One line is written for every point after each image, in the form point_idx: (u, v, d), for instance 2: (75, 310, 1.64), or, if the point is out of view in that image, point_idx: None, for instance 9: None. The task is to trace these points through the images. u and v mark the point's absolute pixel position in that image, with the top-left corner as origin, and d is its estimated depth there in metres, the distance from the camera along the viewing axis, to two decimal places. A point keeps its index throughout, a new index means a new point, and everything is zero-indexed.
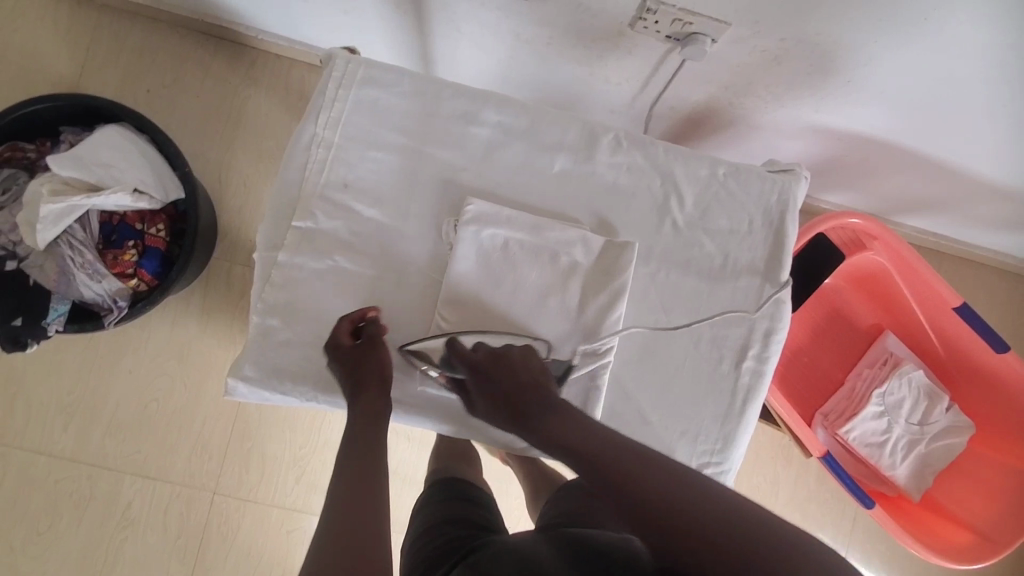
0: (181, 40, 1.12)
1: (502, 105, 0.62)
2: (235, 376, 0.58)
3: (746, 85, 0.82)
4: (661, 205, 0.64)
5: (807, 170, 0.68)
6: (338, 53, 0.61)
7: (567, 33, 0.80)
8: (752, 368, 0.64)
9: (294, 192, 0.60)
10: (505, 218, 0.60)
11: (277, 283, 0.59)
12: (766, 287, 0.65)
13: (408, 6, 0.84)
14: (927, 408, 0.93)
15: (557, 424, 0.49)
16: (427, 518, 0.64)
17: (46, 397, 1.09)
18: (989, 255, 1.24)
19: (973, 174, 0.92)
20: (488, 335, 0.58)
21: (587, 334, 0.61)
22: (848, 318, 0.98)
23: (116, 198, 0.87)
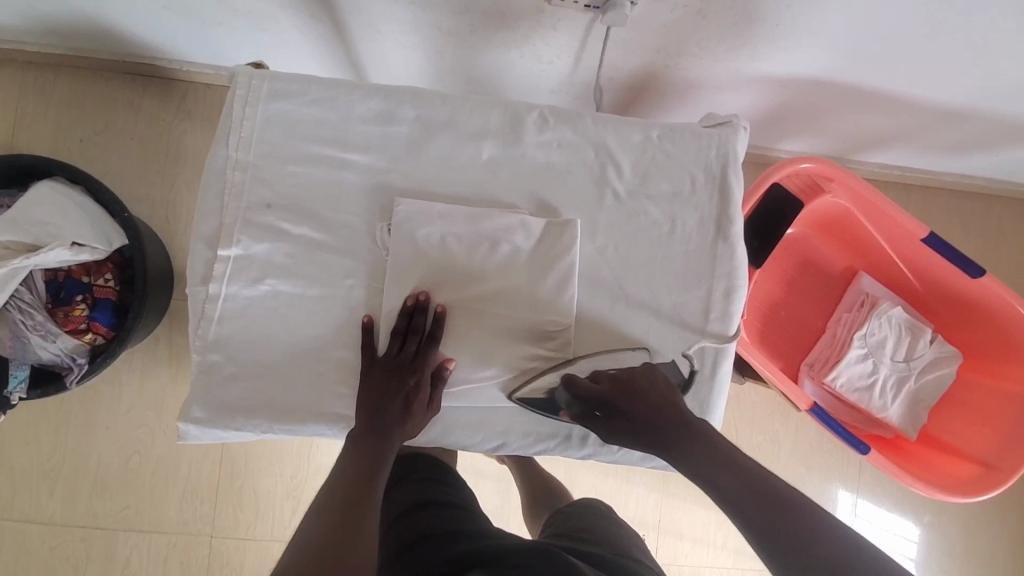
0: (107, 85, 1.09)
1: (419, 98, 0.59)
2: (184, 420, 0.56)
3: (678, 44, 0.79)
4: (599, 177, 0.62)
5: (745, 120, 0.66)
6: (239, 70, 0.58)
7: (488, 16, 0.77)
8: (717, 332, 0.62)
9: (215, 221, 0.57)
10: (438, 216, 0.58)
11: (212, 317, 0.56)
12: (718, 245, 0.63)
13: (322, 14, 0.82)
14: (911, 343, 0.92)
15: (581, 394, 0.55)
16: (396, 504, 0.65)
17: (25, 466, 1.06)
18: (956, 180, 1.23)
19: (923, 100, 0.90)
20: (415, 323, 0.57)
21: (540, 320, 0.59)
22: (820, 265, 0.97)
23: (55, 254, 0.84)
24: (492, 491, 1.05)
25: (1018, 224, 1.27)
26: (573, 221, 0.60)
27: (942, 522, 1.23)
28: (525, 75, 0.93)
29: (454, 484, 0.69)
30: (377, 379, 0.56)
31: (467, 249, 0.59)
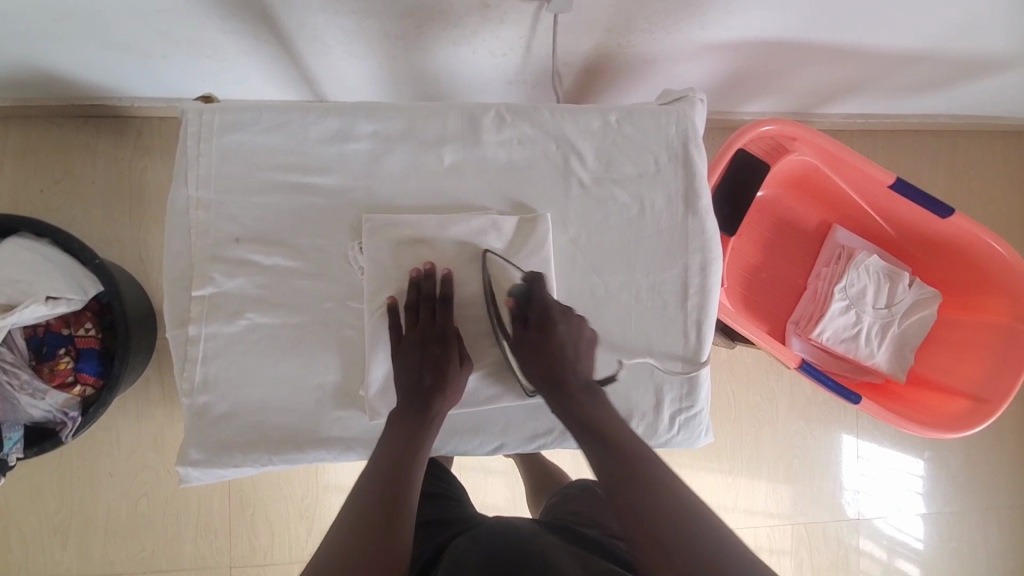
0: (60, 130, 1.07)
1: (373, 112, 0.59)
2: (183, 464, 0.56)
3: (628, 22, 0.79)
4: (563, 168, 0.61)
5: (701, 91, 0.66)
6: (188, 106, 0.57)
7: (435, 16, 0.76)
8: (698, 306, 0.63)
9: (186, 262, 0.57)
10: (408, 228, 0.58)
11: (196, 358, 0.56)
12: (689, 221, 0.63)
13: (268, 35, 0.80)
14: (891, 289, 0.93)
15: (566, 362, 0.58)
16: None
17: (35, 523, 1.06)
18: (919, 120, 1.24)
19: (876, 47, 0.90)
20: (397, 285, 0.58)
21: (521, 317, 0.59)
22: (796, 224, 0.98)
23: (31, 310, 0.83)
24: (502, 485, 1.06)
25: (984, 155, 1.29)
26: (544, 216, 0.60)
27: (941, 455, 1.27)
28: (481, 70, 0.92)
29: (447, 478, 0.70)
30: (409, 389, 0.55)
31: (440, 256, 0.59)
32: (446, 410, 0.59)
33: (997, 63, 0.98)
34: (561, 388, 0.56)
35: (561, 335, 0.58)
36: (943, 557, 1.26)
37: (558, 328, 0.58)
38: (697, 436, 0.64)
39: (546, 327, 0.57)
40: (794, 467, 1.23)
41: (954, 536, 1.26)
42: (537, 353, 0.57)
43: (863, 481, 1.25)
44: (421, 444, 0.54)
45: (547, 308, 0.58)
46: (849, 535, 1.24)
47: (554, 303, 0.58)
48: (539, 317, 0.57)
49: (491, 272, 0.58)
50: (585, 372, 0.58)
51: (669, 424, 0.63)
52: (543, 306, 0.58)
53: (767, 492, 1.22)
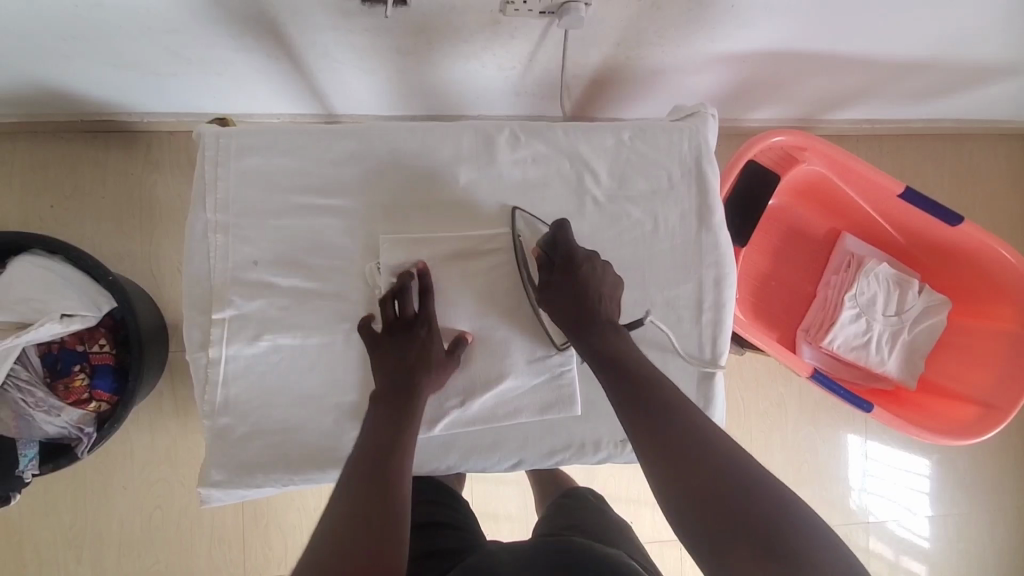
0: (70, 145, 1.08)
1: (388, 133, 0.59)
2: (205, 485, 0.56)
3: (637, 36, 0.79)
4: (577, 186, 0.62)
5: (712, 107, 0.66)
6: (206, 131, 0.57)
7: (445, 32, 0.77)
8: (713, 321, 0.63)
9: (205, 284, 0.57)
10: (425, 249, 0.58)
11: (217, 381, 0.56)
12: (702, 237, 0.63)
13: (279, 53, 0.81)
14: (900, 296, 0.94)
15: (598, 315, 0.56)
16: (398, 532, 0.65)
17: (49, 537, 1.06)
18: (925, 125, 1.24)
19: (883, 56, 0.90)
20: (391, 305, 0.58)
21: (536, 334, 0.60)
22: (804, 231, 0.99)
23: (47, 328, 0.84)
24: (514, 494, 1.07)
25: (989, 159, 1.30)
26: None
27: (950, 457, 1.27)
28: (490, 83, 0.92)
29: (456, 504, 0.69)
30: (391, 384, 0.54)
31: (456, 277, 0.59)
32: (466, 428, 0.60)
33: (1004, 69, 0.98)
34: (586, 327, 0.56)
35: (584, 274, 0.57)
36: (954, 559, 1.26)
37: (584, 272, 0.57)
38: None
39: (569, 271, 0.57)
40: (803, 472, 1.23)
41: (964, 539, 1.26)
42: (564, 296, 0.56)
43: (874, 485, 1.25)
44: (406, 438, 0.53)
45: (570, 254, 0.57)
46: (859, 539, 1.24)
47: (579, 249, 0.58)
48: (563, 262, 0.57)
49: (521, 230, 0.60)
50: (610, 312, 0.57)
51: None
52: (568, 252, 0.57)
53: None
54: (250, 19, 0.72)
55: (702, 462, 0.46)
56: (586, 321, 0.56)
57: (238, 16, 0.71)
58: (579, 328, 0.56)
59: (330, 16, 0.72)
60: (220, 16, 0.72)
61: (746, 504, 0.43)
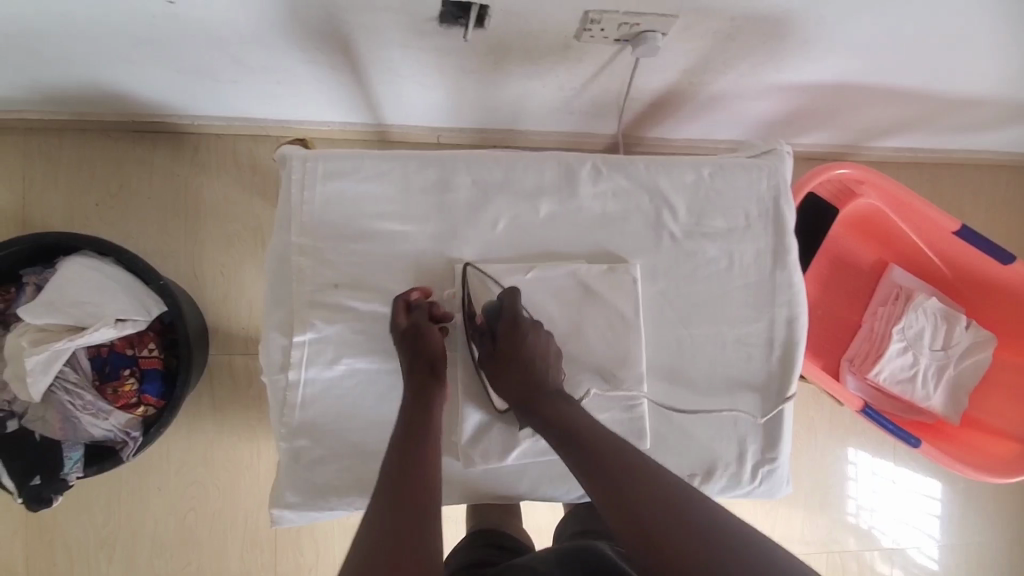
0: (117, 144, 1.07)
1: (472, 162, 0.59)
2: (279, 506, 0.57)
3: (704, 64, 0.79)
4: (655, 220, 0.62)
5: (789, 144, 0.66)
6: (292, 153, 0.57)
7: (514, 54, 0.77)
8: (783, 359, 0.64)
9: (286, 306, 0.57)
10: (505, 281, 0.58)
11: (294, 403, 0.57)
12: (776, 275, 0.63)
13: (343, 66, 0.81)
14: (947, 331, 0.93)
15: (553, 401, 0.54)
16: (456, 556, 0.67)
17: (83, 535, 1.07)
18: (967, 155, 1.25)
19: (943, 92, 0.90)
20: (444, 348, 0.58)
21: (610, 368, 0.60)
22: (852, 261, 0.99)
23: (100, 333, 0.83)
24: (548, 510, 1.07)
25: None
26: (635, 267, 0.61)
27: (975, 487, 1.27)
28: (545, 102, 0.93)
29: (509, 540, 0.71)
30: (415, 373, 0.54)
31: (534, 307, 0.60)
32: (537, 458, 0.60)
33: None
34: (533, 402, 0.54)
35: (530, 344, 0.55)
36: None
37: (529, 338, 0.55)
38: (777, 487, 0.65)
39: (512, 337, 0.55)
40: (831, 496, 1.24)
41: (986, 569, 1.27)
42: (510, 363, 0.55)
43: (885, 507, 1.26)
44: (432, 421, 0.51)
45: (516, 321, 0.56)
46: (881, 564, 1.25)
47: (524, 316, 0.57)
48: (507, 327, 0.55)
49: (472, 287, 0.58)
50: (557, 383, 0.56)
51: (751, 476, 0.63)
52: (514, 317, 0.56)
53: (803, 520, 1.23)
54: (325, 35, 0.72)
55: (643, 502, 0.45)
56: (531, 389, 0.54)
57: (313, 31, 0.71)
58: (528, 401, 0.54)
59: (405, 35, 0.72)
60: (294, 31, 0.72)
61: (691, 547, 0.42)
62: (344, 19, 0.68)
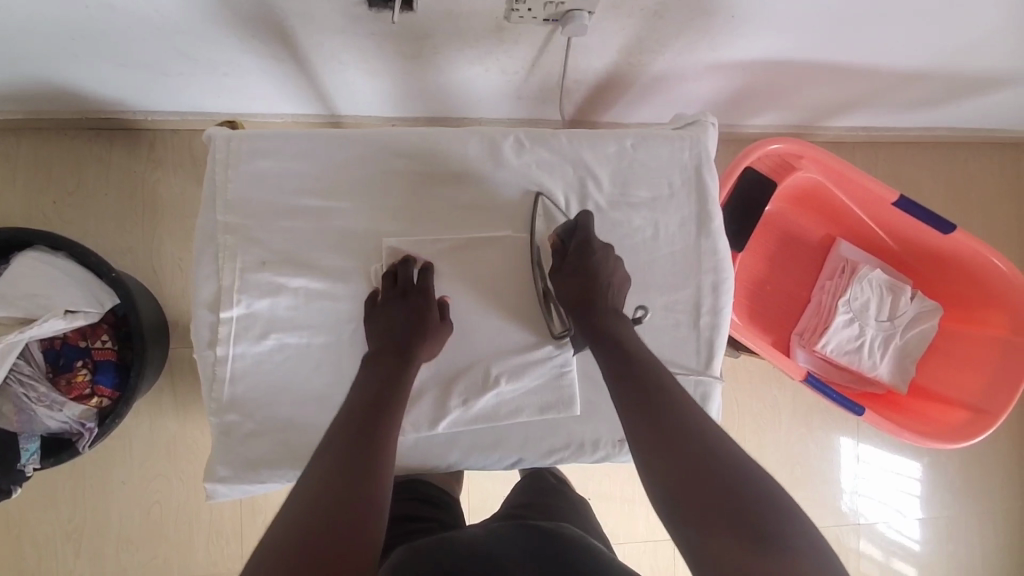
0: (72, 142, 1.07)
1: (396, 137, 0.60)
2: (212, 480, 0.58)
3: (639, 44, 0.81)
4: (580, 191, 0.63)
5: (714, 116, 0.67)
6: (216, 133, 0.58)
7: (450, 37, 0.78)
8: (710, 324, 0.65)
9: (214, 284, 0.58)
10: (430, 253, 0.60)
11: (224, 378, 0.57)
12: (701, 243, 0.65)
13: (284, 55, 0.82)
14: (893, 302, 0.95)
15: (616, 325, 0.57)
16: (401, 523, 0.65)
17: (49, 531, 1.07)
18: (920, 133, 1.26)
19: (881, 67, 0.92)
20: None
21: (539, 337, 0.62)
22: (801, 236, 1.01)
23: (51, 324, 0.84)
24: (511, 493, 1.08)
25: (982, 167, 1.32)
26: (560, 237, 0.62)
27: (938, 460, 1.29)
28: (492, 87, 0.94)
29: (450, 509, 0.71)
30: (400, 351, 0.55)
31: (459, 277, 0.61)
32: (468, 426, 0.61)
33: (998, 81, 1.00)
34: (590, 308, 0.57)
35: (596, 266, 0.59)
36: (941, 562, 1.28)
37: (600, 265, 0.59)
38: None
39: (583, 259, 0.59)
40: (796, 474, 1.25)
41: (952, 541, 1.29)
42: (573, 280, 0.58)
43: (870, 491, 1.27)
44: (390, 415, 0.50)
45: (586, 244, 0.59)
46: (848, 539, 1.26)
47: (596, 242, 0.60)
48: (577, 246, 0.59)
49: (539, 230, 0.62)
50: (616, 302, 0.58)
51: None
52: (584, 239, 0.59)
53: None
54: (258, 22, 0.73)
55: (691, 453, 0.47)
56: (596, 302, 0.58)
57: (247, 18, 0.72)
58: (589, 305, 0.58)
59: (339, 21, 0.73)
60: (227, 19, 0.72)
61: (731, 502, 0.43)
62: (274, 4, 0.69)
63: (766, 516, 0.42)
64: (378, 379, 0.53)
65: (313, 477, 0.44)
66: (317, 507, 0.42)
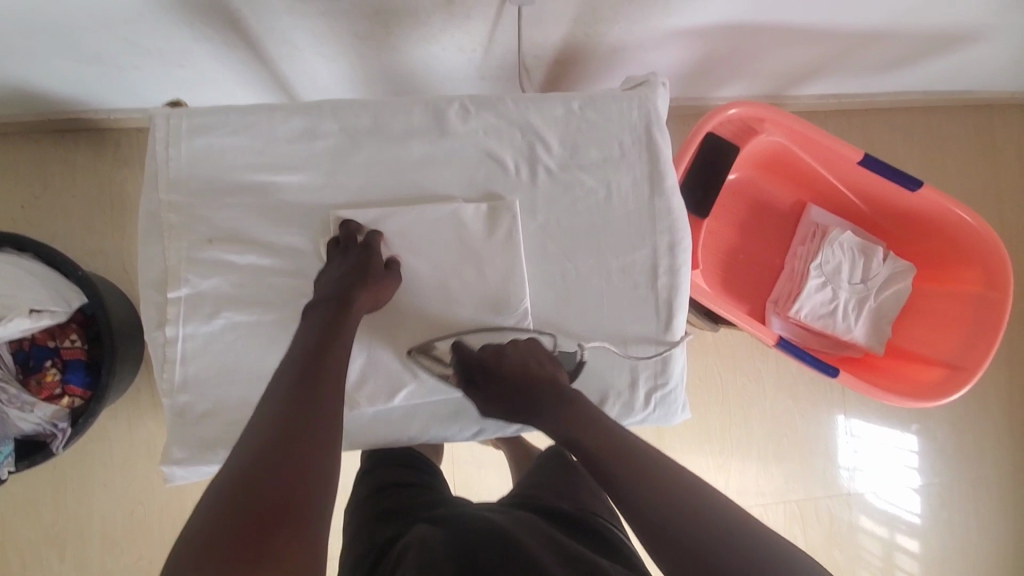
0: (38, 145, 1.07)
1: (338, 109, 0.59)
2: (167, 463, 0.57)
3: (592, 13, 0.80)
4: (528, 156, 0.62)
5: (663, 76, 0.67)
6: (157, 113, 0.58)
7: (400, 15, 0.77)
8: (669, 285, 0.64)
9: (161, 265, 0.57)
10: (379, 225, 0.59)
11: (175, 359, 0.57)
12: (655, 203, 0.64)
13: (237, 42, 0.81)
14: (865, 264, 0.95)
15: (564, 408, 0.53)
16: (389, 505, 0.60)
17: (31, 536, 1.06)
18: (891, 99, 1.26)
19: (839, 27, 0.91)
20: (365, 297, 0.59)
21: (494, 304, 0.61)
22: (771, 204, 1.00)
23: (16, 324, 0.83)
24: (495, 477, 1.07)
25: (957, 130, 1.31)
26: (510, 203, 0.61)
27: (928, 427, 1.28)
28: (450, 67, 0.93)
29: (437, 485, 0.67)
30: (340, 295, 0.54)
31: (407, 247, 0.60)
32: (426, 396, 0.61)
33: (961, 37, 1.00)
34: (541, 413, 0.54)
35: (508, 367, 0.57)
36: (937, 529, 1.27)
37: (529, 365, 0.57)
38: (672, 413, 0.66)
39: (489, 373, 0.57)
40: (784, 446, 1.25)
41: (946, 508, 1.28)
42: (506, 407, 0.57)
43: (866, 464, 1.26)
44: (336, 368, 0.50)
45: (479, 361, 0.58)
46: (841, 511, 1.25)
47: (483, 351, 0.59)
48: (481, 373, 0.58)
49: (459, 308, 0.61)
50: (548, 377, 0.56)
51: (644, 403, 0.64)
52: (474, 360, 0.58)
53: (758, 473, 1.23)
54: (203, 7, 0.72)
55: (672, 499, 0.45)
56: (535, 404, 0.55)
57: (192, 3, 0.72)
58: (535, 414, 0.55)
59: (285, 1, 0.72)
60: (172, 5, 0.72)
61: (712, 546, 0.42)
62: None
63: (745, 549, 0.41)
64: (319, 324, 0.52)
65: (247, 452, 0.42)
66: (251, 493, 0.39)
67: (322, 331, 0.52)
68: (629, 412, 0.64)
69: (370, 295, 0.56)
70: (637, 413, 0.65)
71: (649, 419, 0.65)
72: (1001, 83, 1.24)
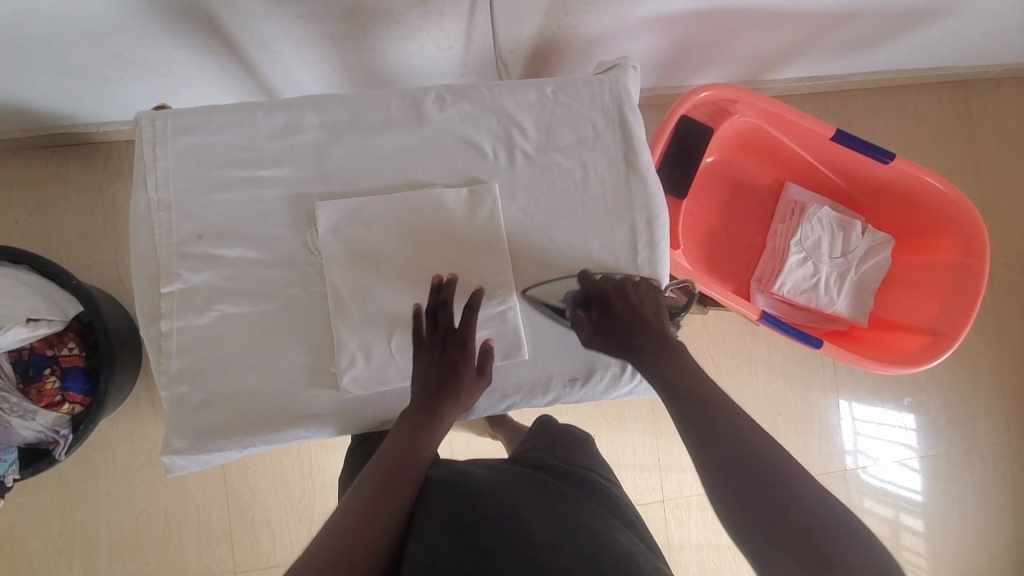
0: (29, 162, 1.09)
1: (319, 104, 0.61)
2: (168, 453, 0.58)
3: (563, 5, 0.83)
4: (506, 141, 0.65)
5: (633, 59, 0.69)
6: (143, 115, 0.60)
7: (378, 15, 0.80)
8: (648, 260, 0.66)
9: (154, 261, 0.59)
10: (363, 212, 0.61)
11: (171, 352, 0.59)
12: (631, 181, 0.66)
13: (220, 48, 0.83)
14: (845, 237, 0.97)
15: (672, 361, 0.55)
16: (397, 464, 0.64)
17: (38, 546, 1.07)
18: (865, 79, 1.29)
19: (806, 8, 0.94)
20: (354, 282, 0.61)
21: (479, 285, 0.63)
22: (751, 184, 1.02)
23: (12, 333, 0.85)
24: None
25: (932, 108, 1.34)
26: (493, 186, 0.63)
27: (920, 400, 1.30)
28: (431, 65, 0.95)
29: None
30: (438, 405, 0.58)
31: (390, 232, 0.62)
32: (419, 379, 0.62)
33: (927, 14, 1.02)
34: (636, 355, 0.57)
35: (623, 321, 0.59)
36: (934, 501, 1.29)
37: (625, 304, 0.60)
38: None
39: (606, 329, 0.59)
40: (779, 425, 1.26)
41: (942, 479, 1.29)
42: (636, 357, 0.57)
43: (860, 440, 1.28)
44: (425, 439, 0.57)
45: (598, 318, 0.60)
46: (839, 486, 1.27)
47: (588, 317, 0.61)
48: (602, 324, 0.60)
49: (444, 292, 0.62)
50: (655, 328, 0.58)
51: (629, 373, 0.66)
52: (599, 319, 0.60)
53: None
54: (185, 14, 0.74)
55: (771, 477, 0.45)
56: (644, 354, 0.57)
57: (173, 11, 0.74)
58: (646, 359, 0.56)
59: (264, 6, 0.74)
60: (154, 14, 0.74)
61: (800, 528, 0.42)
62: None
63: (822, 522, 0.43)
64: (413, 428, 0.57)
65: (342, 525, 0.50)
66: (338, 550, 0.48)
67: (417, 434, 0.57)
68: (616, 384, 0.66)
69: (459, 404, 0.59)
70: (623, 384, 0.67)
71: (635, 390, 0.67)
72: (972, 58, 1.26)
